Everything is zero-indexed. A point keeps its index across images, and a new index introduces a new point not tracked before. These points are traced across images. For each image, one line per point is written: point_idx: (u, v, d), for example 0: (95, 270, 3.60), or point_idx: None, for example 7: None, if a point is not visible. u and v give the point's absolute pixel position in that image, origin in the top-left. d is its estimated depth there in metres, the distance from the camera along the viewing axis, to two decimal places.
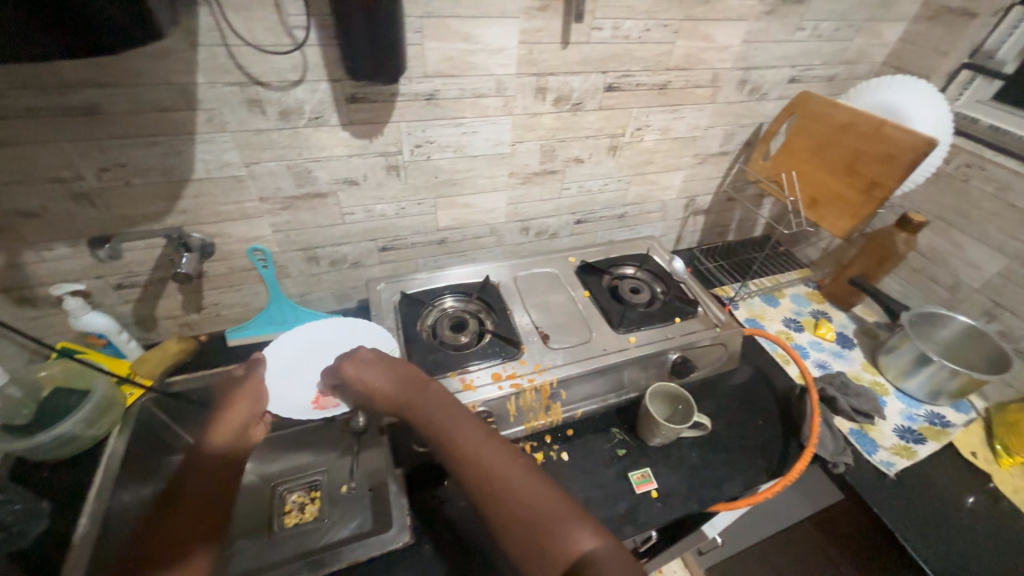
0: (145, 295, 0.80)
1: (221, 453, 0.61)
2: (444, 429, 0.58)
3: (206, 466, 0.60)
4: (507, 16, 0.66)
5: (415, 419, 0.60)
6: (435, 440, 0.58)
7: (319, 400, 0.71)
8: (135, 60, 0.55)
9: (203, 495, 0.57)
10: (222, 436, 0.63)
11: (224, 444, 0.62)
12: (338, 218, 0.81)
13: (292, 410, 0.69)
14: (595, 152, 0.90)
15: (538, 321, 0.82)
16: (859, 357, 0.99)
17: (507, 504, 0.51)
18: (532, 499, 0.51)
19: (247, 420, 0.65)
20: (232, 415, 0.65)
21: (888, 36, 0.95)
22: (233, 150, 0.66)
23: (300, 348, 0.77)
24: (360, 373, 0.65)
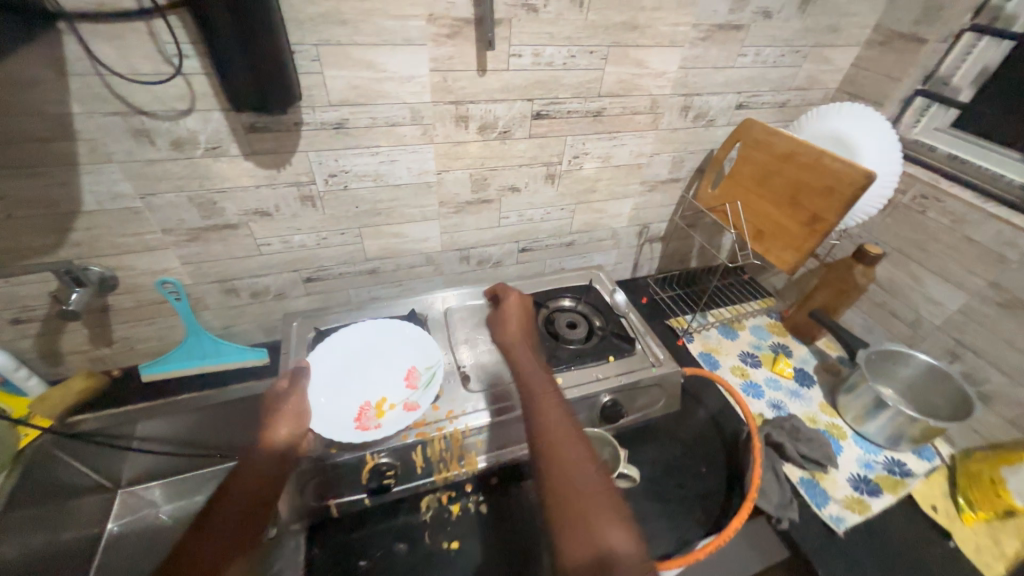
0: (47, 329, 0.76)
1: (253, 482, 0.55)
2: (541, 383, 0.66)
3: (242, 494, 0.54)
4: (413, 43, 0.63)
5: (519, 364, 0.70)
6: (528, 383, 0.67)
7: (360, 419, 0.64)
8: None
9: (227, 527, 0.51)
10: (257, 461, 0.57)
11: (275, 449, 0.58)
12: (253, 249, 0.77)
13: (332, 428, 0.62)
14: (531, 180, 0.86)
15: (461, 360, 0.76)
16: (817, 396, 0.93)
17: (560, 455, 0.56)
18: (584, 468, 0.55)
19: (285, 446, 0.59)
20: (270, 437, 0.59)
21: (840, 62, 0.92)
22: (123, 181, 0.63)
23: (344, 361, 0.72)
24: (500, 323, 0.78)
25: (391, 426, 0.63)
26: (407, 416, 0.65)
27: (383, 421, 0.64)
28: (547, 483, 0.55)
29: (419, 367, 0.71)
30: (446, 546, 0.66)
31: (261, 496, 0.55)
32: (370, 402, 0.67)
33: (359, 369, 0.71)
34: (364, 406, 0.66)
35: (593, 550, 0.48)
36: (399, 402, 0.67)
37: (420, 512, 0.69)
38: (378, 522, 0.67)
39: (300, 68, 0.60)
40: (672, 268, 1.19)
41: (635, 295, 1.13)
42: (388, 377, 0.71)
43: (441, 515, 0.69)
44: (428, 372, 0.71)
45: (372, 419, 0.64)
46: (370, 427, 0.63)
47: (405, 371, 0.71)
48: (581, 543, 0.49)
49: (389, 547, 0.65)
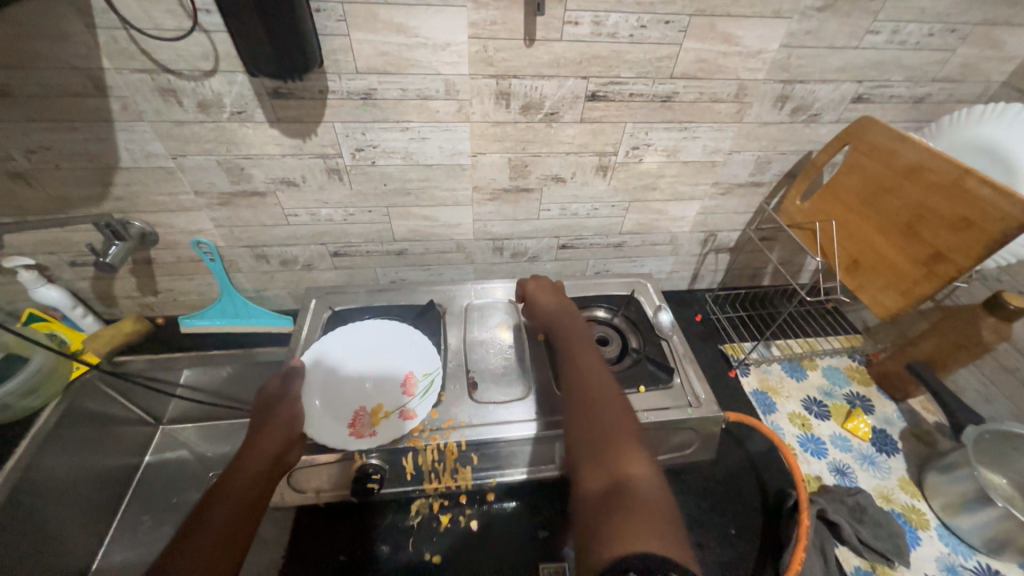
0: (100, 274, 0.81)
1: (250, 483, 0.50)
2: (576, 338, 0.62)
3: (237, 494, 0.48)
4: (449, 4, 0.54)
5: (555, 321, 0.67)
6: (563, 338, 0.63)
7: (355, 425, 0.60)
8: (34, 42, 0.52)
9: (222, 530, 0.45)
10: (252, 463, 0.51)
11: (285, 419, 0.57)
12: (282, 219, 0.76)
13: (325, 435, 0.58)
14: (579, 171, 0.75)
15: (466, 365, 0.70)
16: (897, 469, 0.76)
17: (586, 398, 0.52)
18: (611, 411, 0.50)
19: (287, 439, 0.55)
20: (270, 430, 0.55)
21: (1015, 48, 0.69)
22: (155, 141, 0.63)
23: (340, 357, 0.67)
24: (532, 289, 0.75)
25: (387, 436, 0.59)
26: (404, 426, 0.60)
27: (379, 429, 0.60)
28: (570, 422, 0.51)
29: (419, 373, 0.66)
30: (428, 558, 0.62)
31: (259, 496, 0.49)
32: (365, 406, 0.62)
33: (358, 366, 0.66)
34: (359, 410, 0.61)
35: (608, 483, 0.43)
36: (395, 409, 0.62)
37: (409, 515, 0.66)
38: (365, 517, 0.65)
39: (324, 29, 0.54)
40: (738, 284, 1.03)
41: (688, 311, 0.99)
42: (384, 378, 0.65)
43: (429, 523, 0.65)
44: (426, 380, 0.65)
45: (368, 426, 0.60)
46: (364, 435, 0.59)
47: (404, 374, 0.66)
48: (597, 479, 0.44)
49: (371, 546, 0.63)
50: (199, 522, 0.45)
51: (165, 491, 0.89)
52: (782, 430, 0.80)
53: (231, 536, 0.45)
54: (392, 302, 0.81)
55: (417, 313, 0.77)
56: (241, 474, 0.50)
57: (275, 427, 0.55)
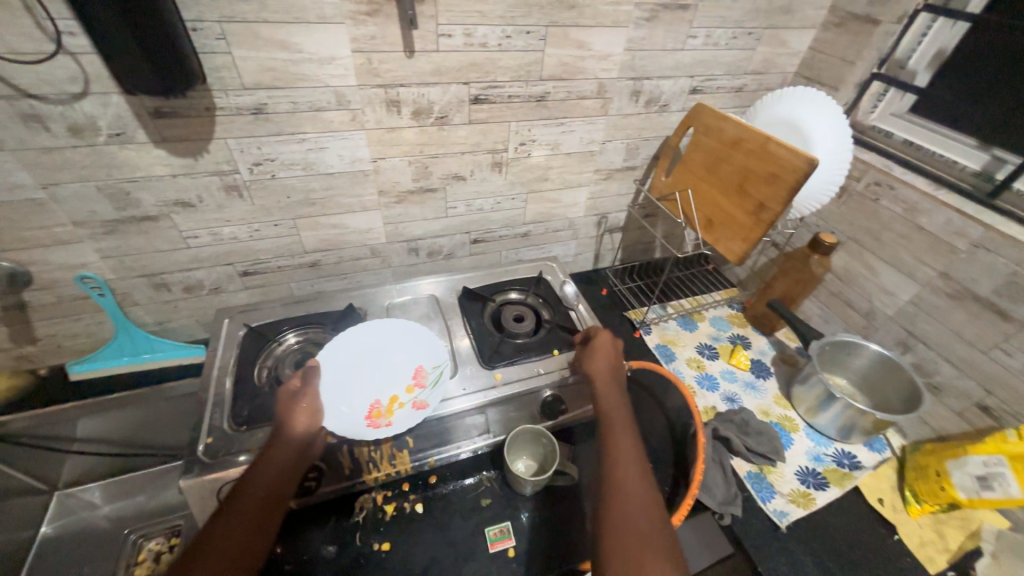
0: None
1: (273, 479, 0.55)
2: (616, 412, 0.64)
3: (250, 507, 0.52)
4: (328, 22, 0.59)
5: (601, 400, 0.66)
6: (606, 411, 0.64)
7: (371, 416, 0.63)
8: None
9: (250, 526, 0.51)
10: (275, 465, 0.56)
11: (301, 432, 0.59)
12: (180, 242, 0.74)
13: (344, 428, 0.61)
14: (476, 168, 0.83)
15: (467, 348, 0.76)
16: (772, 389, 0.92)
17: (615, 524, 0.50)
18: (642, 535, 0.49)
19: (298, 453, 0.58)
20: (284, 442, 0.57)
21: (797, 44, 0.89)
22: (21, 171, 0.59)
23: (352, 357, 0.70)
24: (598, 349, 0.73)
25: (403, 424, 0.63)
26: (418, 414, 0.64)
27: (394, 419, 0.63)
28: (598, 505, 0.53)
29: (427, 365, 0.71)
30: (377, 547, 0.64)
31: (279, 492, 0.54)
32: (380, 399, 0.66)
33: (369, 365, 0.69)
34: (375, 403, 0.65)
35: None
36: (408, 399, 0.66)
37: (353, 513, 0.67)
38: (306, 523, 0.65)
39: (203, 47, 0.56)
40: (634, 258, 1.17)
41: (596, 288, 1.11)
42: (395, 374, 0.69)
43: (375, 516, 0.67)
44: (434, 371, 0.70)
45: (383, 417, 0.63)
46: (381, 425, 0.62)
47: (414, 367, 0.70)
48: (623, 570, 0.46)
49: (317, 550, 0.63)
50: (225, 515, 0.51)
51: (70, 562, 0.80)
52: (682, 373, 0.93)
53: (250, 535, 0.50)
54: (312, 312, 0.81)
55: (337, 318, 0.78)
56: (258, 484, 0.54)
57: (292, 440, 0.58)
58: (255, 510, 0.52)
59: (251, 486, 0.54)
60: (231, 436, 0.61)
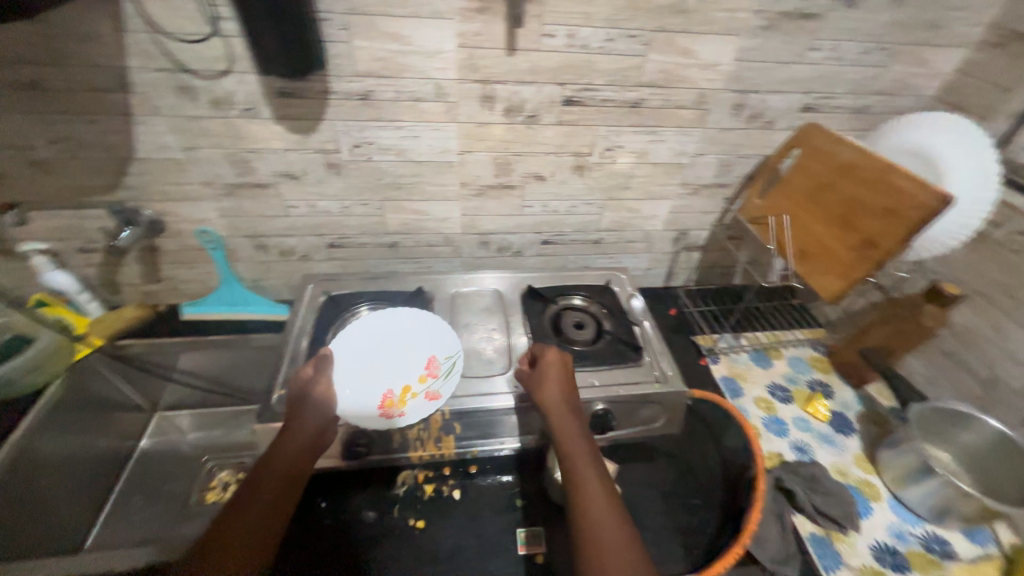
0: (106, 261, 0.85)
1: (286, 465, 0.57)
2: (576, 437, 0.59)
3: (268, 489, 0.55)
4: (439, 17, 0.62)
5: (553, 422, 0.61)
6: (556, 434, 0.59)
7: (383, 407, 0.65)
8: (68, 43, 0.59)
9: (264, 514, 0.53)
10: (292, 447, 0.58)
11: (317, 416, 0.61)
12: (282, 210, 0.81)
13: (357, 417, 0.63)
14: (558, 170, 0.82)
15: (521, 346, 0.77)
16: (852, 448, 0.82)
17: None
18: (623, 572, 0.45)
19: (316, 432, 0.60)
20: (303, 421, 0.60)
21: (941, 64, 0.78)
22: (169, 134, 0.69)
23: (362, 346, 0.71)
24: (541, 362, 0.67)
25: (415, 416, 0.64)
26: (431, 406, 0.65)
27: (407, 410, 0.65)
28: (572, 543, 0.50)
29: (440, 356, 0.71)
30: (411, 523, 0.66)
31: (293, 479, 0.57)
32: (393, 388, 0.67)
33: (379, 355, 0.71)
34: (388, 393, 0.66)
35: None
36: (421, 389, 0.67)
37: (395, 486, 0.70)
38: (353, 486, 0.69)
39: (327, 36, 0.62)
40: (709, 281, 1.10)
41: (663, 306, 1.05)
42: (407, 363, 0.70)
43: (413, 492, 0.69)
44: (449, 363, 0.70)
45: (395, 407, 0.65)
46: (394, 416, 0.64)
47: (427, 358, 0.71)
48: None
49: (359, 512, 0.67)
50: (241, 504, 0.54)
51: (157, 475, 0.92)
52: (747, 411, 0.86)
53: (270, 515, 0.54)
54: (384, 288, 0.86)
55: (407, 298, 0.82)
56: (277, 464, 0.57)
57: (309, 423, 0.60)
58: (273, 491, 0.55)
59: (270, 467, 0.57)
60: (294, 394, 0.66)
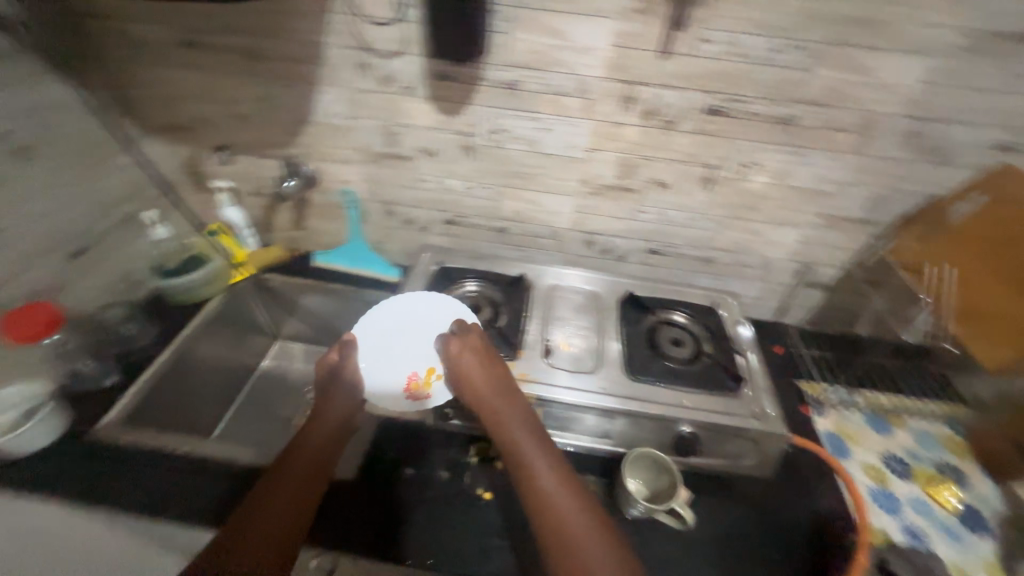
0: (266, 205, 1.00)
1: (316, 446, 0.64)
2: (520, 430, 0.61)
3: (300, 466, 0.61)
4: (600, 15, 0.63)
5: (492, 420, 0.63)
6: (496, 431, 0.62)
7: (409, 389, 0.71)
8: (284, 18, 0.69)
9: (297, 488, 0.59)
10: (321, 428, 0.66)
11: (343, 406, 0.69)
12: (414, 182, 0.89)
13: (384, 398, 0.70)
14: (683, 179, 0.80)
15: (614, 350, 0.77)
16: (982, 551, 0.69)
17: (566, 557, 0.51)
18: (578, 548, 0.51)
19: (344, 415, 0.68)
20: (333, 406, 0.68)
21: None
22: (341, 103, 0.78)
23: (386, 327, 0.76)
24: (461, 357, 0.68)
25: (439, 399, 0.69)
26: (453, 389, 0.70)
27: (431, 391, 0.70)
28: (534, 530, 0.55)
29: None
30: (479, 492, 0.69)
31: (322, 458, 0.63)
32: (418, 370, 0.72)
33: (404, 336, 0.75)
34: (413, 375, 0.72)
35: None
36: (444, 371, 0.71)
37: (467, 454, 0.73)
38: (432, 444, 0.74)
39: (493, 26, 0.66)
40: (826, 326, 0.99)
41: (768, 342, 0.97)
42: (431, 345, 0.74)
43: (484, 465, 0.72)
44: None
45: (420, 389, 0.70)
46: (419, 398, 0.70)
47: None
48: None
49: (433, 469, 0.71)
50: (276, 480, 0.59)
51: (269, 396, 1.06)
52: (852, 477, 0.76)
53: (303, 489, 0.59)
54: (489, 269, 0.91)
55: (509, 282, 0.86)
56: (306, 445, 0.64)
57: (337, 410, 0.68)
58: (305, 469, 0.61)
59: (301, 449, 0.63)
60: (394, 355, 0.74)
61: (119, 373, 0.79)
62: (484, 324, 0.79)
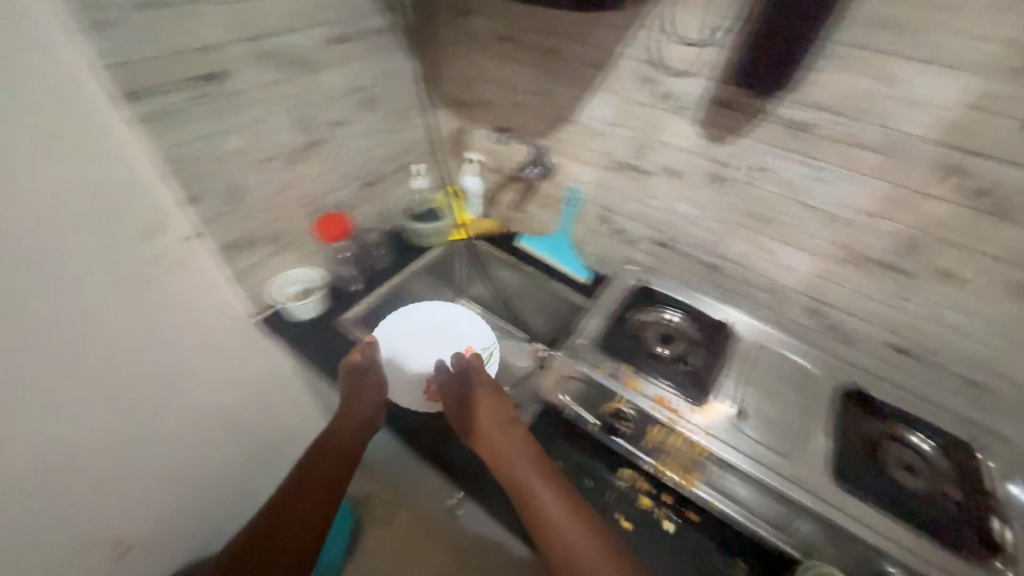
0: (499, 183, 1.12)
1: (338, 443, 0.72)
2: (520, 458, 0.63)
3: (329, 465, 0.72)
4: (961, 69, 0.53)
5: (489, 451, 0.65)
6: (495, 460, 0.64)
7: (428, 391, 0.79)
8: (593, 28, 0.76)
9: (323, 485, 0.71)
10: (345, 426, 0.73)
11: (365, 410, 0.74)
12: (643, 197, 0.90)
13: (407, 400, 0.78)
14: (990, 280, 0.63)
15: (823, 443, 0.66)
16: None
17: (569, 570, 0.55)
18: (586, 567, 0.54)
19: (370, 411, 0.74)
20: (354, 406, 0.74)
21: None
22: (608, 110, 0.83)
23: (403, 331, 0.91)
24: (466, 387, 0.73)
25: None
26: None
27: None
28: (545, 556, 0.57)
29: (477, 346, 0.90)
30: (618, 519, 0.67)
31: (348, 458, 0.73)
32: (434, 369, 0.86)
33: (419, 338, 0.91)
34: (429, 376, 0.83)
35: None
36: None
37: (616, 476, 0.71)
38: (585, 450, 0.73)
39: (811, 62, 0.61)
40: None
41: None
42: (446, 348, 0.90)
43: (628, 495, 0.69)
44: (485, 351, 0.90)
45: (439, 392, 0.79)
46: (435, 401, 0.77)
47: (464, 345, 0.91)
48: None
49: (578, 475, 0.71)
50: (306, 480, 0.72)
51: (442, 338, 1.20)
52: None
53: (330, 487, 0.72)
54: (691, 303, 0.87)
55: (712, 326, 0.82)
56: (330, 445, 0.73)
57: (356, 416, 0.73)
58: (332, 467, 0.72)
59: (326, 450, 0.73)
60: (576, 347, 0.77)
61: (363, 283, 1.00)
62: (670, 356, 0.76)
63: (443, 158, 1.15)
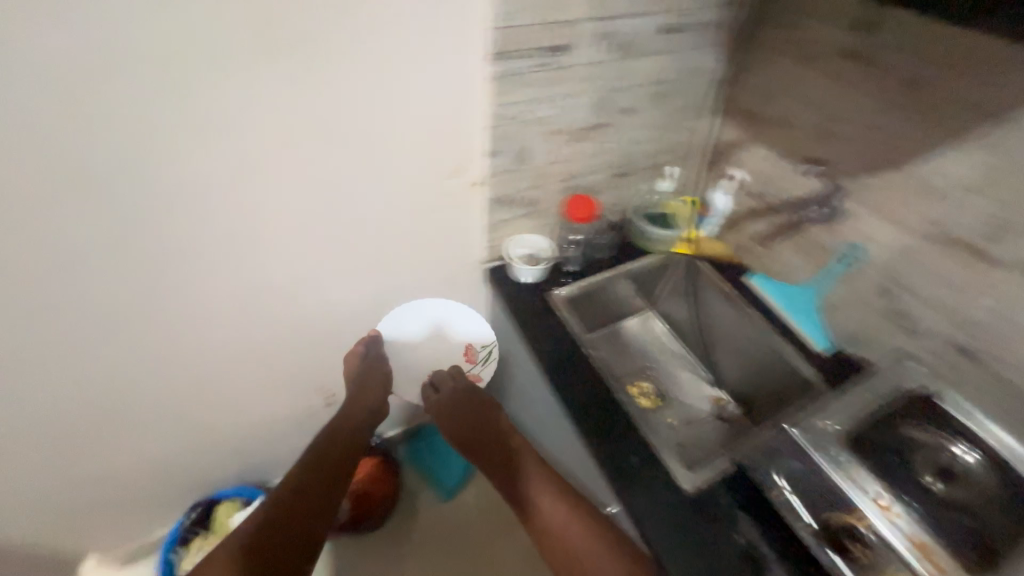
0: (751, 211, 1.00)
1: (343, 423, 0.87)
2: (530, 465, 0.79)
3: (337, 439, 0.85)
4: None
5: (489, 451, 0.83)
6: (503, 454, 0.82)
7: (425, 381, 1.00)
8: (1011, 63, 0.59)
9: (335, 453, 0.82)
10: (354, 408, 0.89)
11: (374, 399, 0.91)
12: (966, 287, 0.70)
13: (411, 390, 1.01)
14: None
15: None
16: None
17: (568, 552, 0.69)
18: (584, 554, 0.68)
19: (376, 399, 0.91)
20: (370, 390, 0.91)
21: None
22: (972, 169, 0.65)
23: (400, 328, 1.00)
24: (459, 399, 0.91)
25: None
26: None
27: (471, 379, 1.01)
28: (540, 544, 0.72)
29: (477, 347, 1.01)
30: None
31: (353, 434, 0.87)
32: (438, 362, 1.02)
33: (421, 334, 1.01)
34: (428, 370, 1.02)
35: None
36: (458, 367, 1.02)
37: None
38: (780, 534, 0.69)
39: None
40: None
41: None
42: (450, 345, 1.01)
43: None
44: (483, 352, 1.02)
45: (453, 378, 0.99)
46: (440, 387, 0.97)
47: (466, 344, 1.02)
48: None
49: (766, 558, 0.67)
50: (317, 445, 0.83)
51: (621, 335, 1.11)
52: None
53: (344, 452, 0.83)
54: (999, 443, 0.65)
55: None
56: (349, 417, 0.88)
57: (361, 403, 0.89)
58: (343, 441, 0.84)
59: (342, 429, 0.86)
60: (816, 430, 0.66)
61: (578, 267, 1.01)
62: (944, 496, 0.62)
63: (696, 167, 1.07)
